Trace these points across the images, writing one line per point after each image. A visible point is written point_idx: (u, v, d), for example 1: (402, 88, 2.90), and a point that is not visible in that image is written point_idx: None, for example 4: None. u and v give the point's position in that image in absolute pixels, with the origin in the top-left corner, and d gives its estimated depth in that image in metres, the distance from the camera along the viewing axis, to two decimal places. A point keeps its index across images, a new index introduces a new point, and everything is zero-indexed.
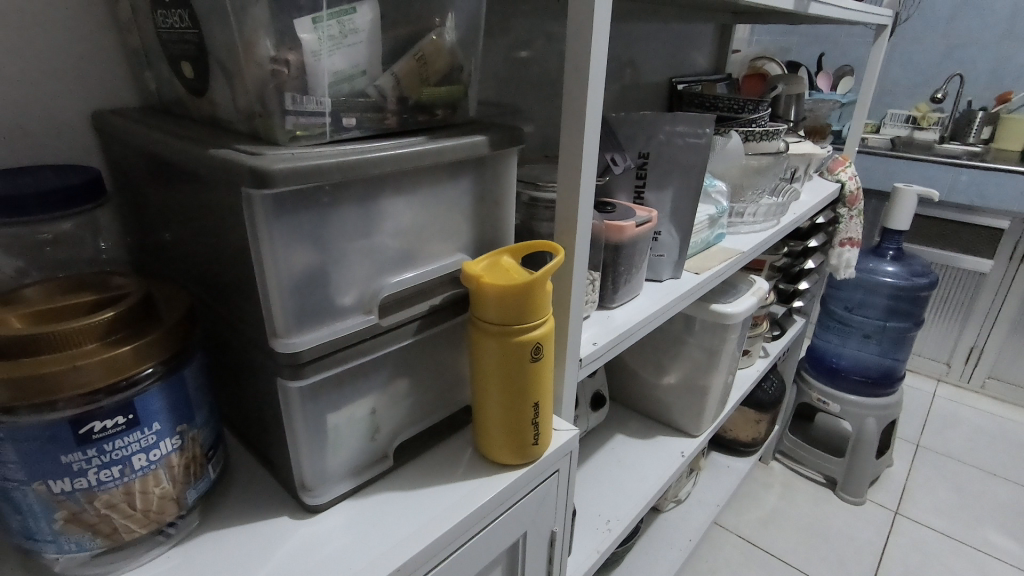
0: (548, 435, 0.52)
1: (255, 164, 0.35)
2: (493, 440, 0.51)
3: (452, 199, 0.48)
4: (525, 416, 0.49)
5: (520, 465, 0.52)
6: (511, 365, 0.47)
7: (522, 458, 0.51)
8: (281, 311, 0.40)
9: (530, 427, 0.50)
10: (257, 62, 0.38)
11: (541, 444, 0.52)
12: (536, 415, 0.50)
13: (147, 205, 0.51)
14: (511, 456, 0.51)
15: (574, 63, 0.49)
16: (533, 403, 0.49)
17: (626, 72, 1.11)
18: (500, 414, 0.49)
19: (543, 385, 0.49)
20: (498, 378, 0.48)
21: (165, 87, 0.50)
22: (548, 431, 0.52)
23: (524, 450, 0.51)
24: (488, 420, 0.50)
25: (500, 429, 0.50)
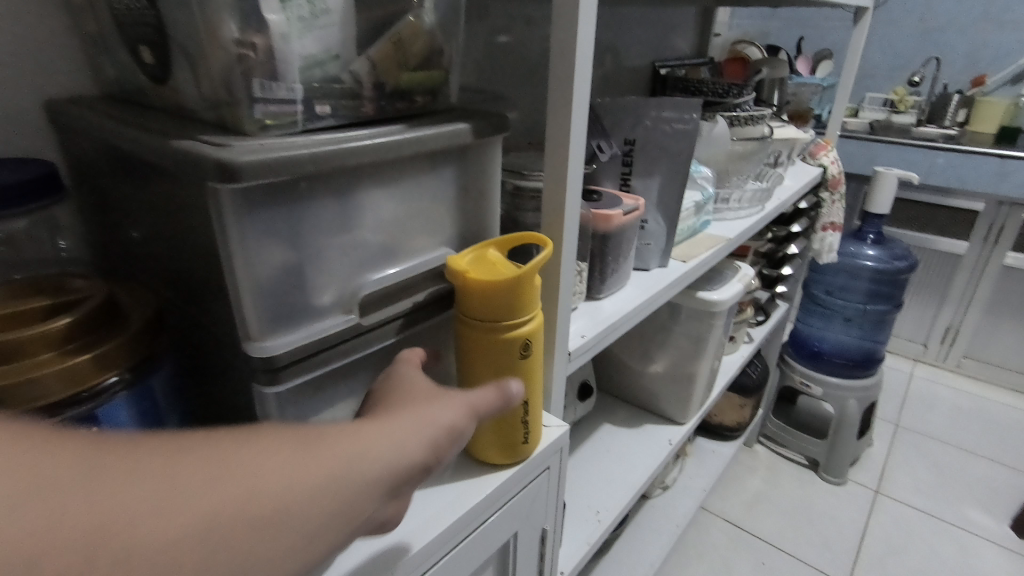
0: (537, 432, 0.51)
1: (221, 156, 0.32)
2: (480, 440, 0.49)
3: (434, 190, 0.46)
4: (514, 415, 0.48)
5: (508, 464, 0.50)
6: (499, 363, 0.45)
7: (510, 457, 0.50)
8: (254, 313, 0.37)
9: (520, 426, 0.49)
10: (221, 46, 0.35)
11: (531, 442, 0.50)
12: (526, 413, 0.48)
13: (110, 200, 0.48)
14: (500, 456, 0.50)
15: (561, 45, 0.47)
16: (523, 402, 0.48)
17: (608, 57, 1.09)
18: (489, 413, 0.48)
19: (533, 383, 0.48)
20: (486, 376, 0.46)
21: (124, 75, 0.47)
22: (537, 429, 0.51)
23: (513, 449, 0.49)
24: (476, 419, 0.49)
25: (488, 429, 0.48)
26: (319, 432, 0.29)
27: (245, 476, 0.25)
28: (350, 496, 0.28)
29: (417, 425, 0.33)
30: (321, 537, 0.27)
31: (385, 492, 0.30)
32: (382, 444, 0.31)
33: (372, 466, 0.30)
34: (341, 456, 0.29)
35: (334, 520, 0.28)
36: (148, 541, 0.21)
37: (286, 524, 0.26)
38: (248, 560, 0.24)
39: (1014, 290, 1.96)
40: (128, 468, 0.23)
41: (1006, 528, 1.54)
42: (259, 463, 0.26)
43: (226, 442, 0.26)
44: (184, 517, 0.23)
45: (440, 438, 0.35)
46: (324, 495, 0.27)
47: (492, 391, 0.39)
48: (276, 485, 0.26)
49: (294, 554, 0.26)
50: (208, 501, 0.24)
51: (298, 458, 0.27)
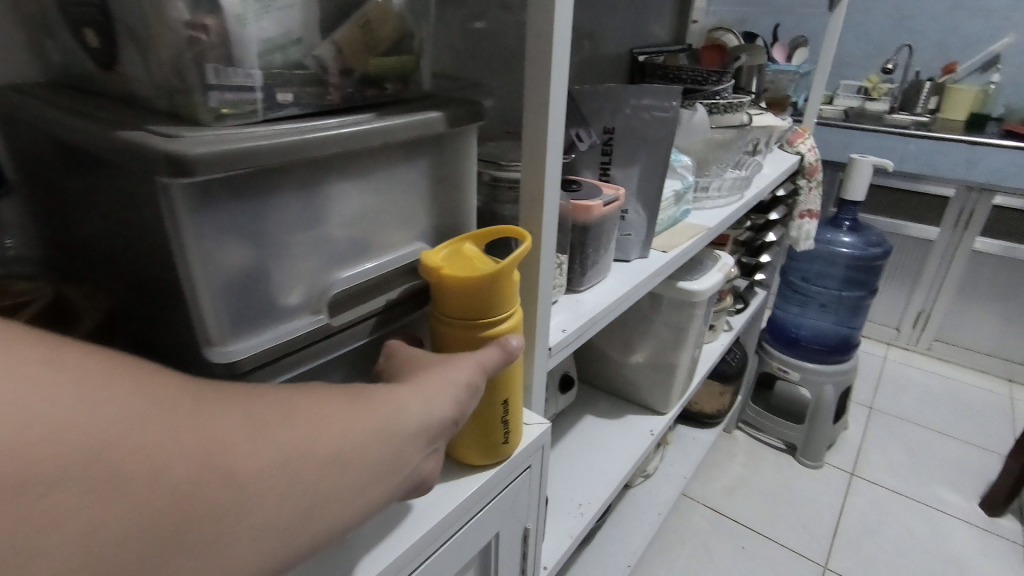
0: (519, 431, 0.50)
1: (170, 148, 0.30)
2: (459, 440, 0.48)
3: (407, 183, 0.44)
4: (493, 414, 0.46)
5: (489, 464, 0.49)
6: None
7: (491, 458, 0.49)
8: (214, 315, 0.35)
9: (500, 426, 0.47)
10: (170, 27, 0.32)
11: (511, 442, 0.49)
12: (506, 412, 0.47)
13: (60, 194, 0.44)
14: (480, 457, 0.48)
15: (538, 29, 0.45)
16: (502, 400, 0.46)
17: (586, 43, 1.07)
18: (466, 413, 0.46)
19: (513, 381, 0.46)
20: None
21: (70, 60, 0.43)
22: (518, 429, 0.50)
23: (493, 450, 0.48)
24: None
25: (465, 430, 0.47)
26: (364, 393, 0.33)
27: (308, 427, 0.29)
28: (391, 449, 0.32)
29: (440, 386, 0.37)
30: (367, 482, 0.31)
31: (419, 448, 0.34)
32: (417, 405, 0.35)
33: (410, 423, 0.34)
34: (383, 414, 0.33)
35: (379, 468, 0.32)
36: (234, 471, 0.25)
37: (340, 467, 0.30)
38: (309, 496, 0.28)
39: (983, 275, 2.01)
40: (217, 407, 0.26)
41: (975, 506, 1.58)
42: (319, 415, 0.30)
43: (289, 396, 0.30)
44: (261, 455, 0.27)
45: (459, 398, 0.37)
46: (372, 445, 0.31)
47: (496, 350, 0.41)
48: (332, 436, 0.30)
49: (345, 495, 0.30)
50: (278, 443, 0.27)
51: (347, 414, 0.31)
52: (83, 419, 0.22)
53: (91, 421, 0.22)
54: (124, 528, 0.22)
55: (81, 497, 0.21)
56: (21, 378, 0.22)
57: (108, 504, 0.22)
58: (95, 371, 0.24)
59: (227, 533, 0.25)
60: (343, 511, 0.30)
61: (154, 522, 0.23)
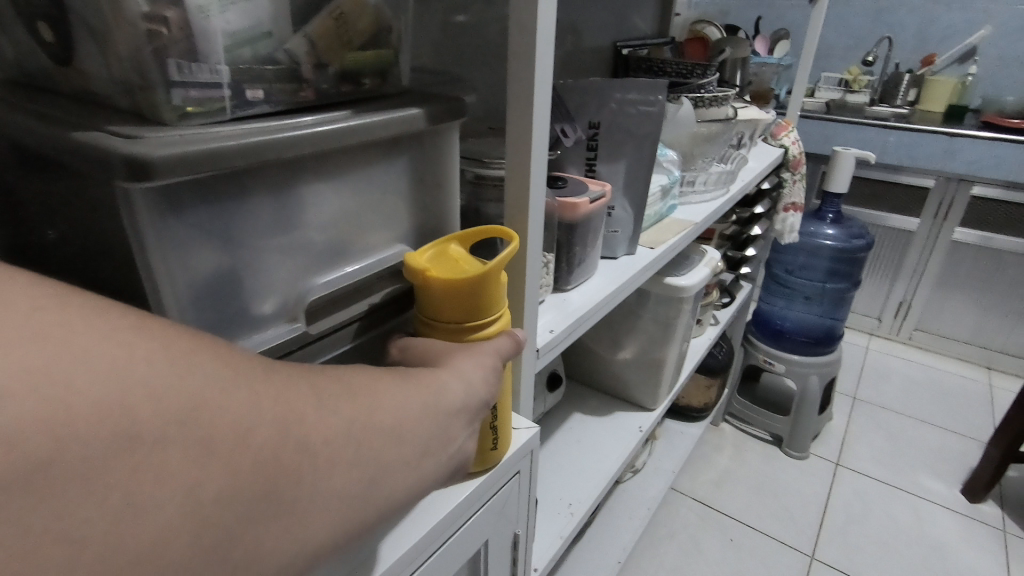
0: (507, 436, 0.49)
1: (129, 150, 0.28)
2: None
3: (387, 182, 0.42)
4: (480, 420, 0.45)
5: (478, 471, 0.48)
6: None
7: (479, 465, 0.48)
8: (186, 326, 0.33)
9: (488, 434, 0.46)
10: (127, 21, 0.30)
11: (499, 449, 0.48)
12: (494, 418, 0.46)
13: (18, 198, 0.42)
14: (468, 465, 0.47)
15: (520, 20, 0.43)
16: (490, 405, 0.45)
17: (569, 36, 1.05)
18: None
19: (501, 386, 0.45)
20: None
21: (25, 55, 0.41)
22: (507, 435, 0.49)
23: (481, 457, 0.47)
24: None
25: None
26: (410, 373, 0.33)
27: (365, 403, 0.29)
28: (440, 426, 0.32)
29: (466, 363, 0.37)
30: (423, 458, 0.31)
31: (462, 427, 0.34)
32: (455, 383, 0.34)
33: (452, 402, 0.34)
34: (429, 391, 0.32)
35: (431, 445, 0.31)
36: (303, 442, 0.25)
37: (395, 443, 0.29)
38: (371, 470, 0.28)
39: (962, 264, 2.03)
40: (285, 376, 0.27)
41: (956, 493, 1.61)
42: (371, 389, 0.30)
43: (343, 373, 0.30)
44: (327, 426, 0.26)
45: (485, 377, 0.37)
46: (423, 420, 0.31)
47: (503, 341, 0.41)
48: (385, 411, 0.29)
49: (403, 471, 0.29)
50: (341, 417, 0.27)
51: (397, 391, 0.31)
52: (166, 386, 0.22)
53: (173, 388, 0.22)
54: (212, 492, 0.22)
55: (177, 458, 0.21)
56: (113, 340, 0.22)
57: (196, 468, 0.22)
58: (171, 340, 0.23)
59: (304, 499, 0.25)
60: (401, 487, 0.29)
61: (235, 489, 0.23)
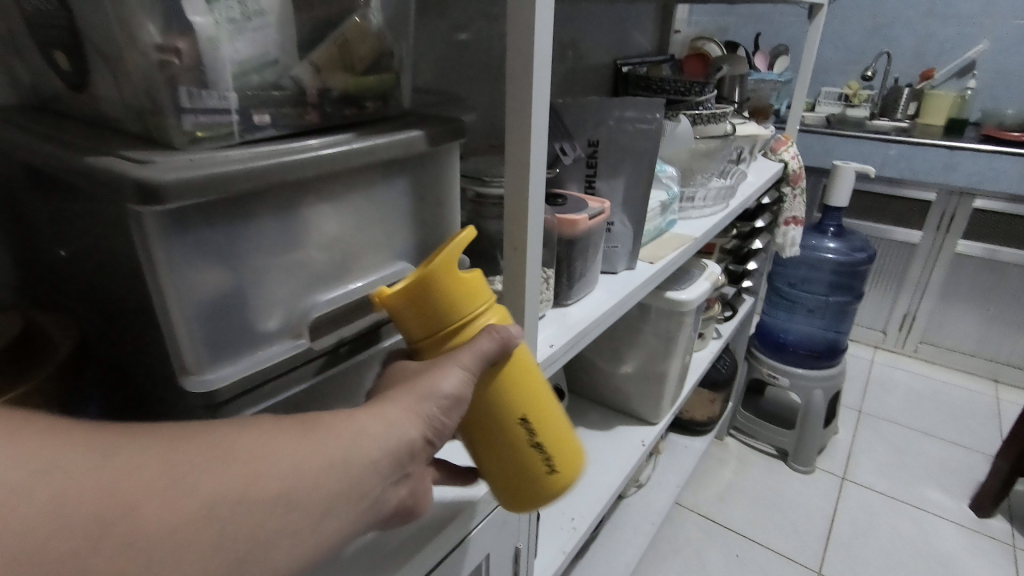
0: (567, 448, 0.45)
1: (140, 175, 0.29)
2: (498, 484, 0.45)
3: (388, 202, 0.43)
4: (515, 442, 0.43)
5: (549, 498, 0.45)
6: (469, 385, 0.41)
7: (546, 491, 0.45)
8: (191, 343, 0.34)
9: (535, 454, 0.43)
10: (140, 50, 0.32)
11: (558, 469, 0.44)
12: (532, 434, 0.43)
13: (31, 218, 0.44)
14: (532, 495, 0.45)
15: (518, 44, 0.44)
16: (520, 421, 0.42)
17: (569, 53, 1.07)
18: (487, 451, 0.43)
19: (536, 402, 0.43)
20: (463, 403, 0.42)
21: (40, 81, 0.42)
22: (566, 448, 0.45)
23: (541, 481, 0.44)
24: (480, 465, 0.44)
25: (496, 470, 0.44)
26: (335, 415, 0.31)
27: (268, 458, 0.27)
28: (363, 479, 0.30)
29: (416, 399, 0.34)
30: (336, 517, 0.29)
31: (397, 474, 0.32)
32: (379, 427, 0.32)
33: (383, 448, 0.31)
34: (355, 437, 0.31)
35: (350, 501, 0.30)
36: (179, 506, 0.24)
37: (301, 501, 0.28)
38: (266, 535, 0.26)
39: (965, 277, 2.04)
40: (126, 456, 0.25)
41: (964, 507, 1.59)
42: (260, 448, 0.28)
43: (250, 425, 0.29)
44: (213, 485, 0.25)
45: (439, 410, 0.35)
46: (327, 476, 0.29)
47: (471, 343, 0.38)
48: (294, 465, 0.28)
49: (310, 532, 0.28)
50: (235, 475, 0.26)
51: (315, 440, 0.29)
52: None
53: None
54: None
55: None
56: None
57: None
58: None
59: None
60: (307, 550, 0.28)
61: None
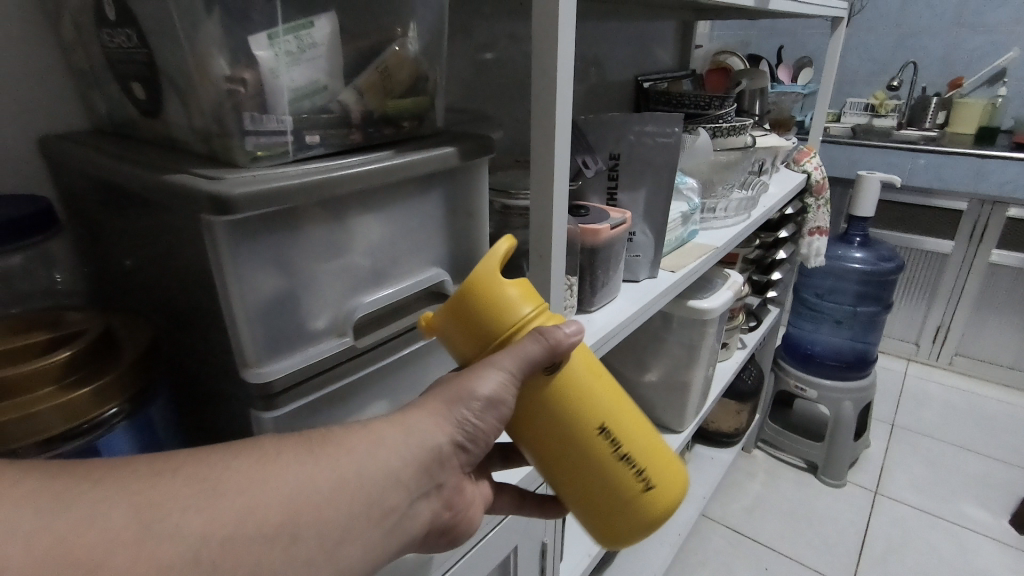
0: (660, 457, 0.43)
1: (214, 189, 0.33)
2: (587, 505, 0.42)
3: (423, 213, 0.47)
4: (598, 456, 0.40)
5: (648, 515, 0.42)
6: (536, 399, 0.39)
7: (646, 507, 0.42)
8: (251, 340, 0.38)
9: (622, 466, 0.41)
10: (211, 81, 0.36)
11: (649, 478, 0.42)
12: (616, 445, 0.40)
13: (103, 232, 0.49)
14: (630, 513, 0.42)
15: (543, 66, 0.48)
16: (600, 432, 0.40)
17: (592, 70, 1.11)
18: (570, 471, 0.41)
19: (612, 409, 0.40)
20: (532, 421, 0.40)
21: (115, 108, 0.47)
22: (658, 456, 0.43)
23: (635, 497, 0.41)
24: (565, 488, 0.42)
25: (582, 490, 0.42)
26: (331, 436, 0.32)
27: (261, 488, 0.28)
28: (367, 500, 0.31)
29: (447, 405, 0.35)
30: (346, 540, 0.30)
31: (405, 494, 0.33)
32: (399, 443, 0.33)
33: (386, 470, 0.32)
34: (363, 457, 0.32)
35: (360, 522, 0.31)
36: (161, 556, 0.24)
37: (304, 529, 0.28)
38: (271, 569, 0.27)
39: (1000, 287, 1.99)
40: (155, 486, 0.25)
41: (1004, 523, 1.54)
42: (284, 469, 0.29)
43: (238, 450, 0.29)
44: (203, 526, 0.25)
45: (474, 411, 0.36)
46: (348, 493, 0.30)
47: (515, 345, 0.37)
48: (292, 493, 0.28)
49: (318, 560, 0.29)
50: (226, 511, 0.26)
51: (311, 462, 0.30)
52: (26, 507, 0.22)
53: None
54: None
55: None
56: None
57: None
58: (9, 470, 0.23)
59: None
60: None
61: None
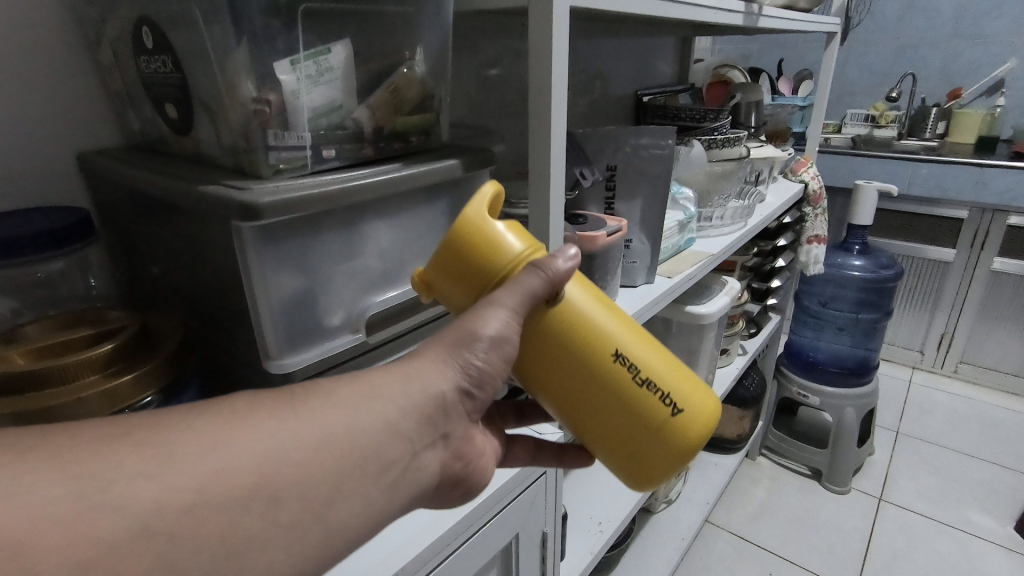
0: (686, 381, 0.42)
1: (242, 198, 0.37)
2: (614, 445, 0.42)
3: (429, 220, 0.51)
4: (616, 386, 0.40)
5: (682, 444, 0.41)
6: (544, 336, 0.40)
7: (682, 430, 0.41)
8: (274, 335, 0.42)
9: (644, 392, 0.40)
10: (240, 102, 0.40)
11: (677, 400, 0.41)
12: (634, 370, 0.40)
13: (136, 239, 0.54)
14: (660, 443, 0.41)
15: (540, 85, 0.52)
16: (615, 359, 0.40)
17: (596, 84, 1.16)
18: (593, 410, 0.41)
19: (623, 334, 0.41)
20: (543, 366, 0.41)
21: (148, 126, 0.52)
22: (683, 380, 0.42)
23: (666, 422, 0.41)
24: (588, 430, 0.42)
25: (606, 427, 0.41)
26: (309, 394, 0.32)
27: (225, 451, 0.27)
28: (355, 458, 0.31)
29: (451, 348, 0.36)
30: (338, 498, 0.30)
31: (404, 446, 0.33)
32: (383, 400, 0.33)
33: (371, 426, 0.32)
34: (346, 414, 0.32)
35: (349, 480, 0.31)
36: (101, 530, 0.23)
37: (281, 490, 0.28)
38: (247, 534, 0.27)
39: (1003, 295, 2.00)
40: (103, 460, 0.25)
41: (1009, 530, 1.55)
42: (252, 432, 0.29)
43: (200, 414, 0.29)
44: (153, 496, 0.25)
45: (478, 353, 0.36)
46: (330, 450, 0.30)
47: (514, 280, 0.37)
48: (262, 453, 0.28)
49: (304, 521, 0.29)
50: (184, 477, 0.26)
51: (282, 422, 0.30)
52: None
53: None
54: None
55: None
56: None
57: None
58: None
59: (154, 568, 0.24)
60: (309, 538, 0.29)
61: None
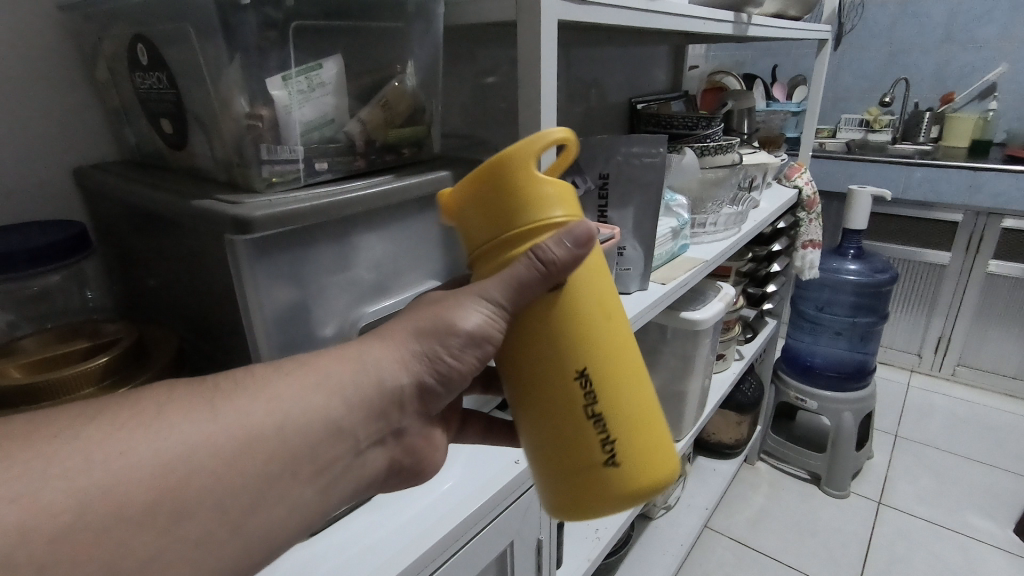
0: (641, 443, 0.41)
1: (236, 213, 0.38)
2: (546, 458, 0.41)
3: (420, 230, 0.51)
4: (574, 403, 0.39)
5: (609, 494, 0.41)
6: (528, 322, 0.38)
7: (610, 486, 0.41)
8: (268, 344, 0.43)
9: (589, 425, 0.40)
10: (233, 117, 0.41)
11: (620, 461, 0.40)
12: (590, 403, 0.39)
13: (132, 253, 0.54)
14: (585, 483, 0.41)
15: (529, 98, 0.53)
16: (577, 378, 0.39)
17: (591, 92, 1.17)
18: (537, 418, 0.40)
19: (600, 361, 0.39)
20: (512, 353, 0.40)
21: (144, 141, 0.53)
22: (638, 441, 0.41)
23: (597, 473, 0.40)
24: (530, 432, 0.41)
25: (553, 440, 0.41)
26: (236, 389, 0.31)
27: (118, 467, 0.26)
28: (285, 461, 0.31)
29: (424, 339, 0.35)
30: (262, 506, 0.30)
31: (348, 443, 0.33)
32: (314, 397, 0.32)
33: (300, 428, 0.31)
34: (275, 412, 0.31)
35: (276, 486, 0.30)
36: None
37: (192, 501, 0.27)
38: (144, 554, 0.26)
39: (999, 297, 2.01)
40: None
41: (1010, 533, 1.54)
42: (162, 437, 0.27)
43: (97, 419, 0.27)
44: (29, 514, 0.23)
45: (452, 348, 0.35)
46: (252, 452, 0.29)
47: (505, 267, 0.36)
48: (169, 459, 0.27)
49: (219, 535, 0.28)
50: (70, 495, 0.24)
51: (198, 422, 0.28)
52: None
53: None
54: None
55: None
56: None
57: None
58: None
59: None
60: (225, 550, 0.29)
61: None
